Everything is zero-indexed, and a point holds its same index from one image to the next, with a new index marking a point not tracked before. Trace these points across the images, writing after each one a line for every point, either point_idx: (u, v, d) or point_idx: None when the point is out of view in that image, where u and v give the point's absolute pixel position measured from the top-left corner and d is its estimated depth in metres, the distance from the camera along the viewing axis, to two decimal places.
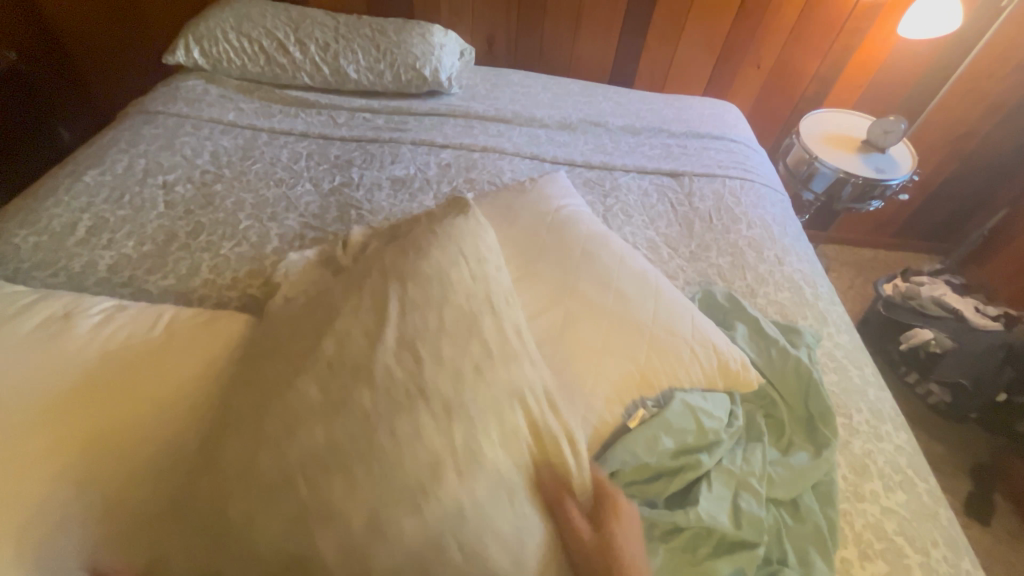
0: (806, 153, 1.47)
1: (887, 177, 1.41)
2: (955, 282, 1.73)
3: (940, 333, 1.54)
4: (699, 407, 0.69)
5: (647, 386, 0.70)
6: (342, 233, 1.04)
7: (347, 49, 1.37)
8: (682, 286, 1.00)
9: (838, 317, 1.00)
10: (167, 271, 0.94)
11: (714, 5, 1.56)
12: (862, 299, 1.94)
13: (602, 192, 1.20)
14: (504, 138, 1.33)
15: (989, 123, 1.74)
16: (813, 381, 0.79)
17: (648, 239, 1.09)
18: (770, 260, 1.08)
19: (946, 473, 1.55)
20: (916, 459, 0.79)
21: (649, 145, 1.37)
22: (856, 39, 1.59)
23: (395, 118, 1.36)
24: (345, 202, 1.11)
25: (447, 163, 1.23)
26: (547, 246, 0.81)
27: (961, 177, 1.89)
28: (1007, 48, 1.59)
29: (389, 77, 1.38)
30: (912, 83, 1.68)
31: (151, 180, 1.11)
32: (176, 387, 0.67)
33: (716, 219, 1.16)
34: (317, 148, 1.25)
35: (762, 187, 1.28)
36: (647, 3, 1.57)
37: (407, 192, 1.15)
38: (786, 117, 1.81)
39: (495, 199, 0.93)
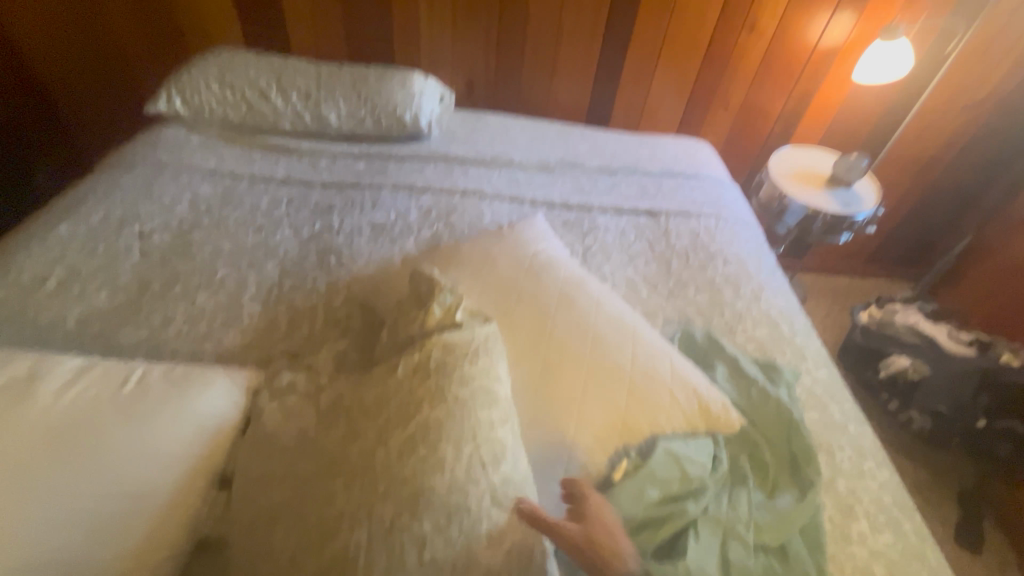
0: (776, 189, 1.53)
1: (854, 212, 1.47)
2: (927, 308, 1.77)
3: (914, 359, 1.59)
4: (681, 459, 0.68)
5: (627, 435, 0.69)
6: (322, 279, 1.04)
7: (328, 97, 1.40)
8: (662, 325, 1.01)
9: (815, 351, 1.02)
10: (140, 323, 0.92)
11: (682, 52, 1.64)
12: (840, 327, 1.98)
13: (581, 232, 1.22)
14: (483, 181, 1.35)
15: (945, 157, 1.84)
16: (793, 421, 0.79)
17: (626, 277, 1.11)
18: (747, 296, 1.10)
19: (935, 502, 1.54)
20: (901, 496, 0.79)
21: (625, 185, 1.40)
22: (815, 82, 1.68)
23: (376, 163, 1.38)
24: (326, 248, 1.11)
25: (428, 207, 1.24)
26: (525, 290, 0.82)
27: (924, 207, 1.98)
28: (956, 88, 1.68)
29: (370, 123, 1.41)
30: (872, 121, 1.77)
31: (127, 230, 1.10)
32: (145, 451, 0.65)
33: (693, 257, 1.19)
34: (297, 194, 1.25)
35: (736, 223, 1.32)
36: (618, 51, 1.65)
37: (388, 237, 1.15)
38: (756, 154, 1.88)
39: (474, 244, 0.94)
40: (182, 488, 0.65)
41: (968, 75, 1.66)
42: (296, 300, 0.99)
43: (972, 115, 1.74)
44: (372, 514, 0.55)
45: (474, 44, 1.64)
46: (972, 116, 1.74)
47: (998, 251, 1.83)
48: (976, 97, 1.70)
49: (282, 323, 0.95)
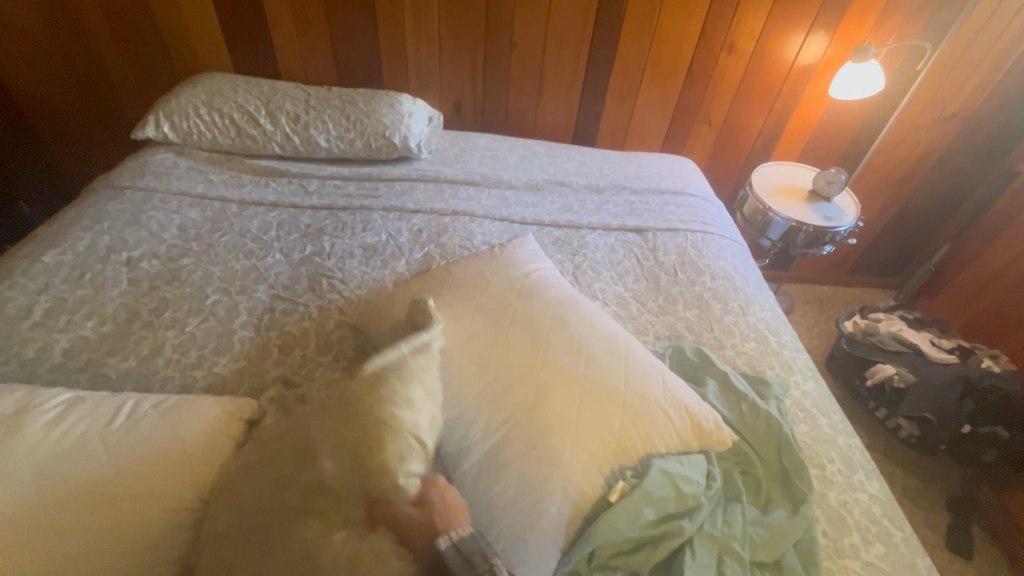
0: (760, 204, 1.57)
1: (835, 225, 1.50)
2: (909, 317, 1.81)
3: (900, 367, 1.62)
4: (676, 476, 0.69)
5: (621, 454, 0.70)
6: (313, 303, 1.04)
7: (317, 120, 1.41)
8: (653, 341, 1.02)
9: (803, 364, 1.04)
10: (129, 352, 0.91)
11: (664, 72, 1.69)
12: (827, 336, 2.02)
13: (571, 250, 1.23)
14: (473, 201, 1.37)
15: (920, 169, 1.89)
16: (784, 435, 0.81)
17: (617, 294, 1.12)
18: (735, 310, 1.12)
19: (925, 509, 1.56)
20: (891, 507, 0.80)
21: (613, 203, 1.42)
22: (793, 99, 1.74)
23: (366, 185, 1.39)
24: (317, 271, 1.11)
25: (418, 228, 1.25)
26: (518, 313, 0.83)
27: (903, 217, 2.03)
28: (929, 102, 1.73)
29: (359, 145, 1.42)
30: (849, 136, 1.82)
31: (115, 258, 1.09)
32: (137, 487, 0.64)
33: (681, 272, 1.21)
34: (288, 217, 1.25)
35: (722, 238, 1.34)
36: (603, 71, 1.68)
37: (379, 259, 1.16)
38: (740, 169, 1.92)
39: (466, 266, 0.95)
40: (174, 523, 0.64)
41: (938, 92, 1.71)
42: (288, 325, 0.99)
43: (944, 129, 1.79)
44: (374, 547, 0.55)
45: (461, 66, 1.67)
46: (944, 129, 1.79)
47: (975, 259, 1.89)
48: (947, 112, 1.75)
49: (275, 349, 0.94)
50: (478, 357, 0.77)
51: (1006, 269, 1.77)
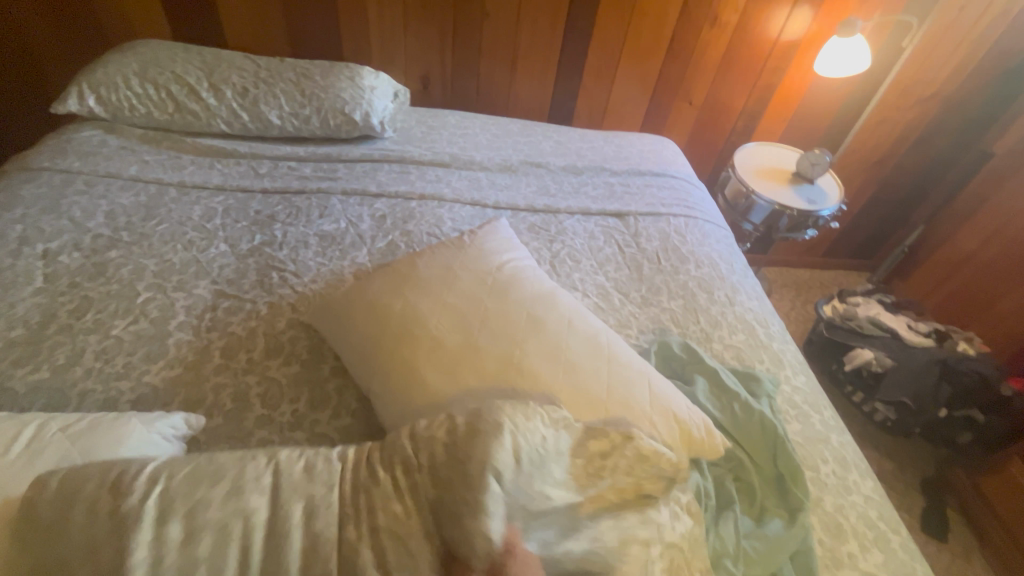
0: (742, 186, 1.51)
1: (819, 208, 1.46)
2: (886, 300, 1.80)
3: (879, 352, 1.61)
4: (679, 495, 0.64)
5: (627, 472, 0.62)
6: (262, 300, 0.93)
7: (267, 94, 1.27)
8: (637, 335, 0.96)
9: (792, 357, 0.99)
10: (41, 362, 0.79)
11: (646, 45, 1.59)
12: (804, 320, 2.01)
13: (548, 237, 1.15)
14: (442, 183, 1.26)
15: (899, 151, 1.87)
16: (778, 436, 0.76)
17: (597, 284, 1.06)
18: (722, 300, 1.06)
19: (901, 492, 1.57)
20: (887, 510, 0.76)
21: (592, 185, 1.34)
22: (776, 77, 1.67)
23: (324, 166, 1.27)
24: (267, 264, 1.00)
25: (381, 214, 1.15)
26: (491, 313, 0.78)
27: (881, 200, 2.02)
28: (911, 81, 1.69)
29: (316, 123, 1.30)
30: (830, 118, 1.78)
31: (28, 250, 0.95)
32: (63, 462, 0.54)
33: (664, 260, 1.14)
34: (235, 203, 1.13)
35: (706, 223, 1.28)
36: (581, 44, 1.58)
37: (336, 249, 1.05)
38: (721, 150, 1.87)
39: (434, 259, 0.88)
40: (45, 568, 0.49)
41: (920, 71, 1.67)
42: (232, 326, 0.88)
43: (923, 110, 1.76)
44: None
45: (428, 36, 1.54)
46: (925, 110, 1.76)
47: (949, 241, 1.90)
48: (928, 92, 1.72)
49: (216, 356, 0.83)
50: (453, 363, 0.72)
51: (977, 252, 1.78)
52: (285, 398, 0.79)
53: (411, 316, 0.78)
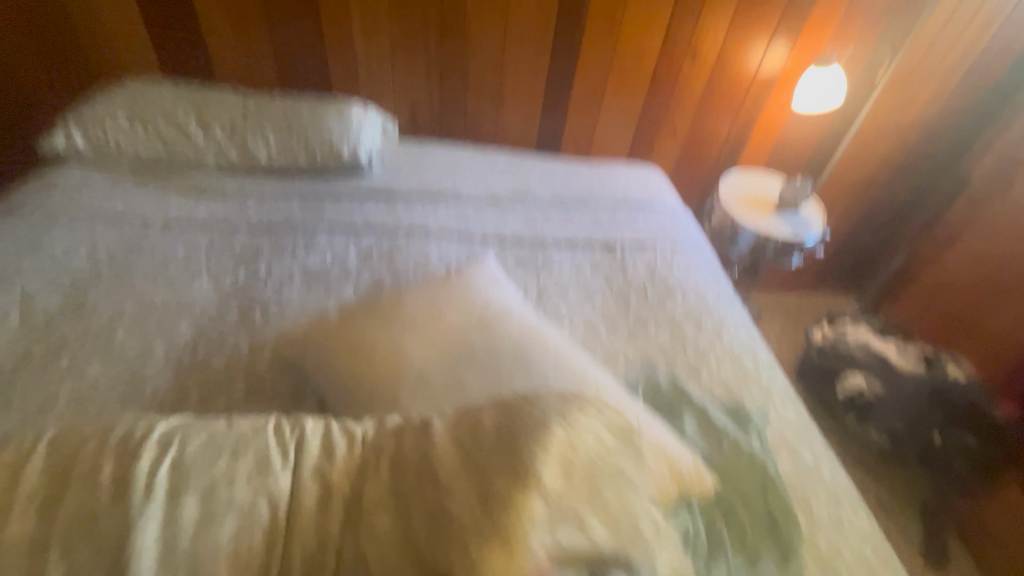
0: (727, 215, 1.53)
1: (803, 236, 1.48)
2: (874, 325, 1.81)
3: (869, 377, 1.61)
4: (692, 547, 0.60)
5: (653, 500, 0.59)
6: (244, 339, 0.92)
7: (255, 130, 1.28)
8: (624, 369, 0.95)
9: (781, 388, 0.99)
10: (12, 409, 0.77)
11: (629, 79, 1.63)
12: (794, 345, 2.01)
13: (535, 269, 1.16)
14: (429, 217, 1.27)
15: (880, 178, 1.91)
16: (768, 474, 0.76)
17: (584, 317, 1.05)
18: (709, 332, 1.06)
19: (902, 521, 1.54)
20: (882, 548, 0.75)
21: (578, 217, 1.35)
22: (757, 109, 1.72)
23: (311, 201, 1.27)
24: (250, 301, 0.99)
25: (368, 249, 1.15)
26: (477, 350, 0.78)
27: (864, 225, 2.05)
28: (886, 111, 1.74)
29: (303, 158, 1.31)
30: (810, 148, 1.83)
31: (5, 291, 0.94)
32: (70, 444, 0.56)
33: (651, 291, 1.14)
34: (220, 239, 1.12)
35: (691, 253, 1.29)
36: (565, 78, 1.62)
37: (321, 286, 1.05)
38: (706, 179, 1.90)
39: (420, 295, 0.87)
40: None
41: (895, 102, 1.72)
42: (212, 367, 0.86)
43: (900, 139, 1.81)
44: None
45: (415, 71, 1.57)
46: (902, 138, 1.81)
47: (932, 265, 1.92)
48: (903, 120, 1.77)
49: (195, 399, 0.82)
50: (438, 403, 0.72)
51: (961, 275, 1.81)
52: None
53: (394, 353, 0.78)
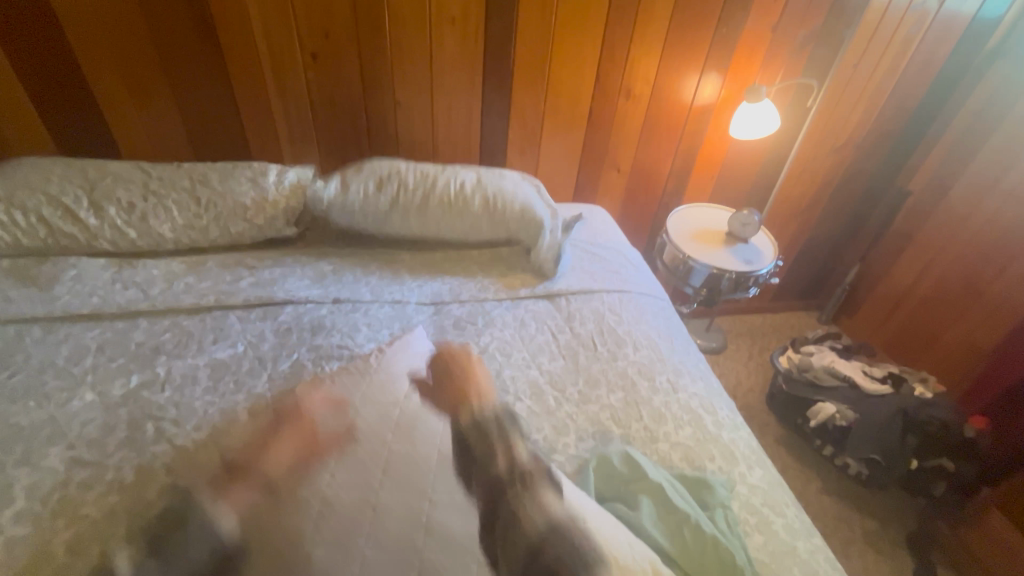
0: (678, 252, 1.49)
1: (756, 268, 1.45)
2: (837, 347, 1.76)
3: (840, 404, 1.55)
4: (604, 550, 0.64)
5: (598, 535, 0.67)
6: (129, 465, 0.78)
7: (157, 206, 1.17)
8: (575, 443, 0.88)
9: (745, 446, 0.92)
10: None
11: (565, 120, 1.60)
12: (763, 370, 1.96)
13: (474, 332, 1.08)
14: (360, 284, 1.17)
15: (825, 196, 1.91)
16: (736, 565, 0.69)
17: (530, 382, 0.98)
18: (664, 388, 0.99)
19: (890, 553, 1.48)
20: None
21: (521, 268, 1.28)
22: (696, 140, 1.70)
23: (225, 278, 1.15)
24: (142, 413, 0.85)
25: (287, 329, 1.04)
26: (395, 457, 0.67)
27: (816, 244, 2.04)
28: (823, 130, 1.74)
29: (216, 232, 1.21)
30: (752, 175, 1.83)
31: None
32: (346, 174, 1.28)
33: (600, 345, 1.07)
34: (113, 335, 0.99)
35: (640, 296, 1.22)
36: (500, 123, 1.57)
37: (230, 380, 0.92)
38: (655, 212, 1.87)
39: (331, 392, 0.75)
40: None
41: (829, 126, 1.73)
42: (86, 505, 0.73)
43: (839, 158, 1.82)
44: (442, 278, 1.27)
45: (339, 126, 1.49)
46: (840, 157, 1.82)
47: (884, 279, 1.93)
48: (839, 141, 1.78)
49: (59, 555, 0.67)
50: (343, 537, 0.60)
51: (913, 287, 1.82)
52: None
53: (295, 474, 0.65)
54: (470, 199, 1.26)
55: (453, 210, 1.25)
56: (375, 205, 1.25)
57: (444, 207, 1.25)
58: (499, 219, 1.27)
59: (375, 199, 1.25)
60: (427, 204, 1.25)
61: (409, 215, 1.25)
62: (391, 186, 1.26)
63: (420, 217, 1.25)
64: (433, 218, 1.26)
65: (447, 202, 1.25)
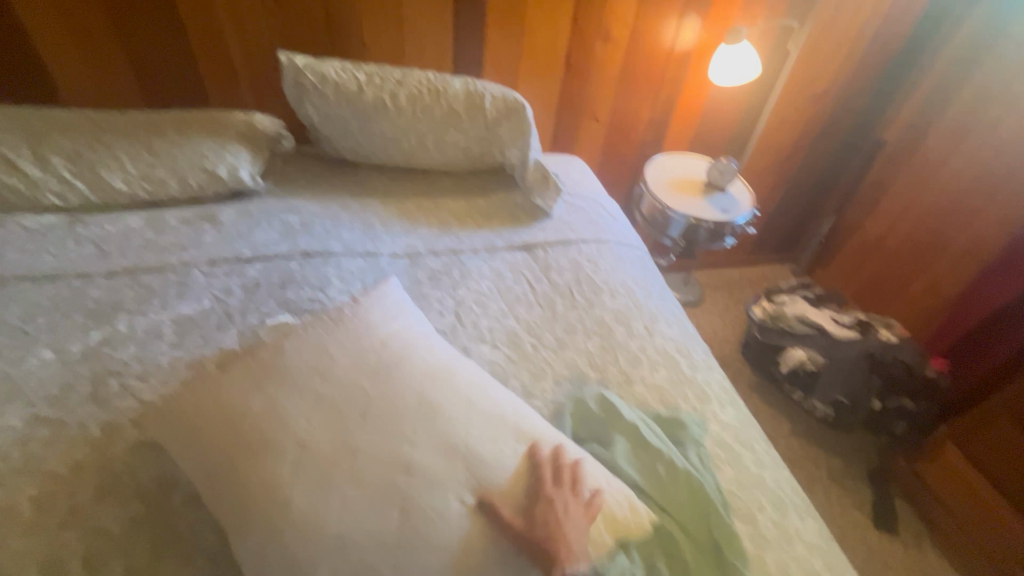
0: (656, 202, 1.48)
1: (732, 216, 1.45)
2: (809, 296, 1.80)
3: (811, 350, 1.61)
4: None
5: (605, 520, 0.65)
6: (93, 421, 0.75)
7: (108, 157, 1.10)
8: (552, 388, 0.89)
9: (718, 387, 0.94)
10: None
11: (542, 66, 1.53)
12: (738, 321, 2.00)
13: (450, 284, 1.06)
14: (331, 237, 1.13)
15: (804, 147, 1.91)
16: (706, 496, 0.71)
17: (507, 331, 0.98)
18: (640, 332, 1.00)
19: (851, 488, 1.57)
20: (830, 554, 0.73)
21: (498, 219, 1.25)
22: (676, 88, 1.66)
23: (187, 233, 1.10)
24: (105, 370, 0.82)
25: (255, 283, 1.00)
26: (371, 401, 0.66)
27: (793, 196, 2.05)
28: (803, 78, 1.71)
29: (174, 184, 1.14)
30: (731, 124, 1.80)
31: None
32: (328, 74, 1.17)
33: (578, 294, 1.07)
34: (68, 293, 0.94)
35: (618, 246, 1.21)
36: (474, 68, 1.50)
37: (196, 336, 0.89)
38: (634, 163, 1.84)
39: (303, 340, 0.73)
40: None
41: (810, 73, 1.71)
42: (48, 462, 0.70)
43: (818, 107, 1.81)
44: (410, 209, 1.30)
45: None
46: (820, 106, 1.80)
47: (856, 229, 1.97)
48: (819, 89, 1.76)
49: (23, 511, 0.66)
50: (321, 478, 0.60)
51: (884, 237, 1.86)
52: (114, 554, 0.63)
53: (267, 420, 0.64)
54: (450, 88, 1.22)
55: (432, 104, 1.21)
56: (350, 83, 1.18)
57: (423, 100, 1.21)
58: (477, 115, 1.24)
59: (350, 74, 1.18)
60: (404, 97, 1.20)
61: (385, 102, 1.19)
62: (369, 67, 1.20)
63: (396, 109, 1.20)
64: (408, 110, 1.21)
65: (428, 94, 1.21)
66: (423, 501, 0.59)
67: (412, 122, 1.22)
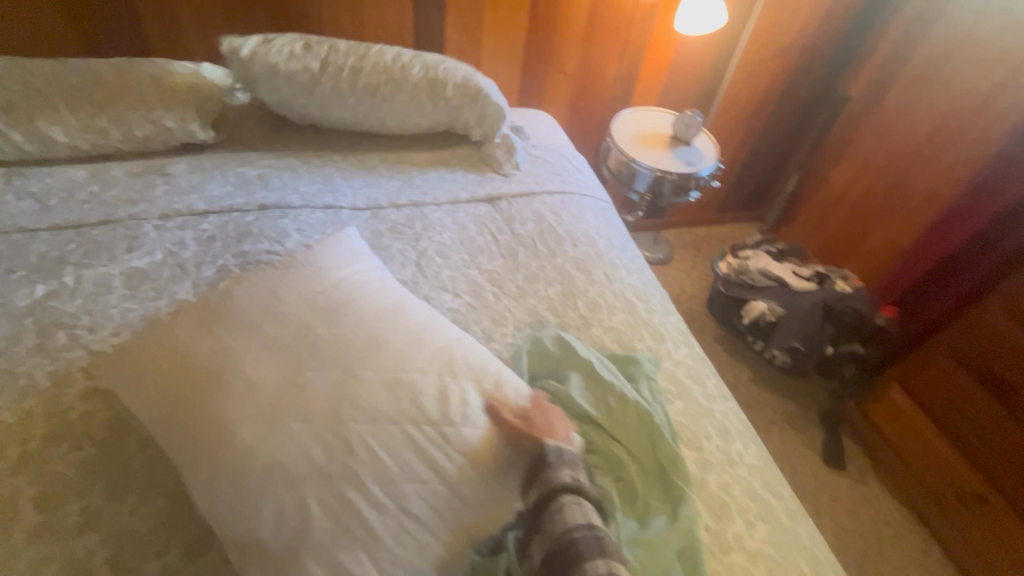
0: (622, 155, 1.48)
1: (697, 169, 1.46)
2: (772, 250, 1.85)
3: (771, 301, 1.67)
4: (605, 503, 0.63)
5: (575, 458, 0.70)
6: (42, 371, 0.74)
7: (43, 106, 1.04)
8: (512, 332, 0.90)
9: (673, 328, 0.97)
10: None
11: (506, 15, 1.49)
12: (705, 277, 2.05)
13: (412, 236, 1.05)
14: (289, 190, 1.10)
15: (771, 103, 1.92)
16: (655, 425, 0.74)
17: (469, 280, 0.98)
18: (599, 279, 1.02)
19: (805, 430, 1.66)
20: (769, 474, 0.78)
21: (462, 173, 1.24)
22: (644, 39, 1.63)
23: (136, 186, 1.06)
24: (52, 322, 0.80)
25: (209, 235, 0.98)
26: (322, 339, 0.66)
27: (760, 153, 2.07)
28: (770, 30, 1.70)
29: (118, 136, 1.09)
30: (699, 79, 1.79)
31: None
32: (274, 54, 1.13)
33: (540, 243, 1.08)
34: (9, 247, 0.90)
35: (582, 197, 1.22)
36: (436, 16, 1.44)
37: (148, 288, 0.87)
38: (603, 119, 1.82)
39: (255, 286, 0.73)
40: None
41: (777, 26, 1.70)
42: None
43: (785, 61, 1.81)
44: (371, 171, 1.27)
45: (254, 16, 1.33)
46: (787, 60, 1.80)
47: (819, 185, 2.01)
48: (785, 43, 1.76)
49: None
50: (268, 411, 0.60)
51: (845, 192, 1.90)
52: (70, 496, 0.64)
53: (217, 360, 0.64)
54: (408, 74, 1.18)
55: (389, 81, 1.17)
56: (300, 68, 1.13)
57: (379, 77, 1.17)
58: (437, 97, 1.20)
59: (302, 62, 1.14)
60: (360, 75, 1.16)
61: (339, 85, 1.15)
62: (319, 48, 1.16)
63: (350, 89, 1.16)
64: (363, 92, 1.17)
65: (382, 72, 1.17)
66: (367, 443, 0.60)
67: (370, 105, 1.18)
